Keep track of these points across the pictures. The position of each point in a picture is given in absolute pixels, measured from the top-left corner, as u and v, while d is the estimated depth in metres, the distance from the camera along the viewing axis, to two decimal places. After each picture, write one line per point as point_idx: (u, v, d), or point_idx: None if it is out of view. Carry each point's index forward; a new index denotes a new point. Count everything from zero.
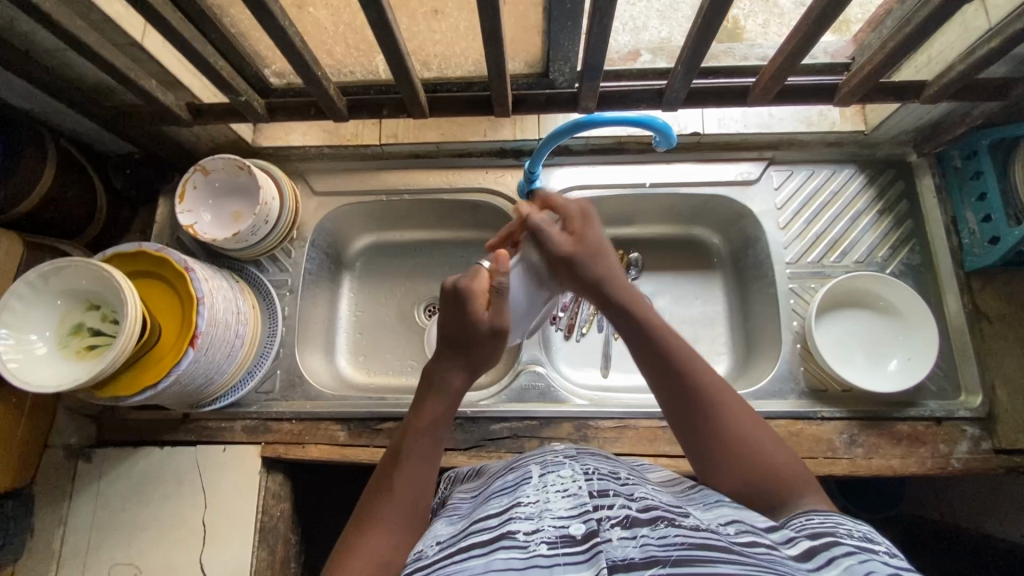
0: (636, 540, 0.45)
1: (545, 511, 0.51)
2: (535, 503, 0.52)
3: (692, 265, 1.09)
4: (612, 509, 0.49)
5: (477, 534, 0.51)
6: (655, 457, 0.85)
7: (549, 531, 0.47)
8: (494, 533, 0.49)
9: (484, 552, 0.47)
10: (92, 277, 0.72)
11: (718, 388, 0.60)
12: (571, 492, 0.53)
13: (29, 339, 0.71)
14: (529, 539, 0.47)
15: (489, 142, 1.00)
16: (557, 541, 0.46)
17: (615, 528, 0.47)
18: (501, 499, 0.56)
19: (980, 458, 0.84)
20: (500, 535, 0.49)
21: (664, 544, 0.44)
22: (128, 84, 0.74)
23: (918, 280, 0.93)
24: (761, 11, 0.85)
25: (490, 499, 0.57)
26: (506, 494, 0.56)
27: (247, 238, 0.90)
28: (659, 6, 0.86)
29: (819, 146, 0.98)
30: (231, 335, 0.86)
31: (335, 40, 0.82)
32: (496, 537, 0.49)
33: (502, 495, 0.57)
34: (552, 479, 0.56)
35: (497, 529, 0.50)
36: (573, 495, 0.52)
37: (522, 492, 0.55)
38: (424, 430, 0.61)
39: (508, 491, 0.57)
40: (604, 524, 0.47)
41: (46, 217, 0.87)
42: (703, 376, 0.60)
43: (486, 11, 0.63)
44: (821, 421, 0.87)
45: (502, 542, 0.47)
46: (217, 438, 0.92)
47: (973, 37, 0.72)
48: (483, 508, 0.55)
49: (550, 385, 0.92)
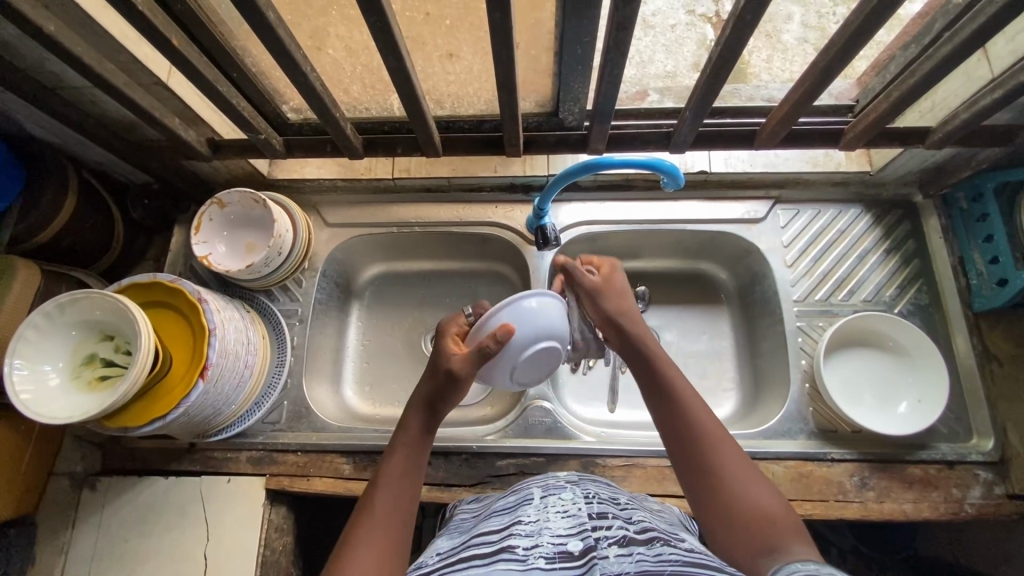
0: (632, 556, 0.48)
1: (544, 529, 0.53)
2: (535, 522, 0.55)
3: (699, 299, 1.10)
4: (610, 529, 0.52)
5: (477, 547, 0.53)
6: (663, 497, 0.84)
7: (547, 547, 0.50)
8: (494, 547, 0.51)
9: (487, 562, 0.49)
10: (107, 308, 0.73)
11: (713, 427, 0.63)
12: (571, 512, 0.56)
13: (43, 369, 0.72)
14: (528, 552, 0.49)
15: (499, 178, 1.02)
16: (555, 557, 0.48)
17: (612, 546, 0.50)
18: (501, 518, 0.59)
19: (994, 504, 0.82)
20: (500, 548, 0.51)
21: (657, 558, 0.47)
22: (153, 123, 0.75)
23: (927, 320, 0.93)
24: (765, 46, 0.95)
25: (491, 517, 0.60)
26: (508, 514, 0.59)
27: (260, 269, 0.91)
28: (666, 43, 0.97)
29: (826, 185, 0.99)
30: (240, 365, 0.87)
31: (352, 80, 0.85)
32: (496, 551, 0.51)
33: (503, 514, 0.60)
34: (553, 501, 0.59)
35: (497, 543, 0.52)
36: (572, 515, 0.55)
37: (522, 512, 0.58)
38: (406, 453, 0.65)
39: (508, 512, 0.60)
40: (602, 542, 0.50)
41: (63, 246, 0.89)
42: (709, 420, 0.63)
43: (502, 61, 0.66)
44: (831, 463, 0.85)
45: (501, 555, 0.50)
46: (223, 469, 0.92)
47: (975, 86, 0.74)
48: (484, 525, 0.58)
49: (557, 420, 0.90)
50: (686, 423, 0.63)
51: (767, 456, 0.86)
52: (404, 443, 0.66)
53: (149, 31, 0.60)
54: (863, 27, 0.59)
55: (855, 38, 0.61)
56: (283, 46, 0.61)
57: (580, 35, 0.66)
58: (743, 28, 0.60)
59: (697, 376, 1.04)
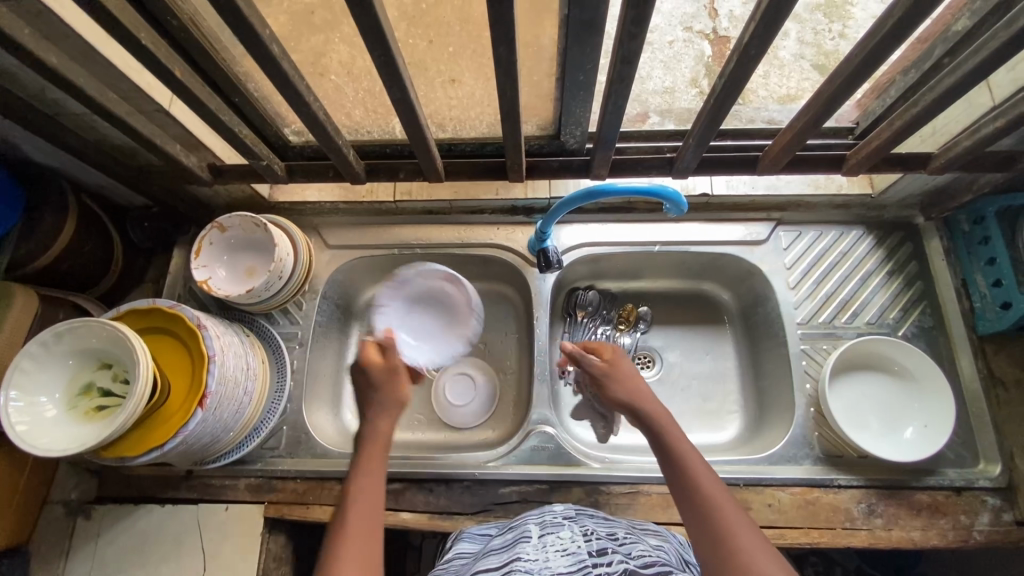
0: None
1: (545, 567, 0.56)
2: (536, 559, 0.57)
3: (702, 320, 1.09)
4: (610, 565, 0.55)
5: None
6: (669, 525, 0.83)
7: None
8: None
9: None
10: (105, 337, 0.72)
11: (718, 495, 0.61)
12: (571, 550, 0.59)
13: (39, 402, 0.71)
14: None
15: (500, 201, 1.02)
16: None
17: None
18: (499, 555, 0.61)
19: (1002, 531, 0.82)
20: None
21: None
22: (155, 150, 0.75)
23: (932, 343, 0.92)
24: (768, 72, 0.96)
25: (489, 555, 0.62)
26: (506, 551, 0.61)
27: (260, 294, 0.91)
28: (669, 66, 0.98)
29: (827, 208, 1.00)
30: (239, 391, 0.85)
31: (354, 105, 0.85)
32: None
33: (501, 552, 0.62)
34: (551, 539, 0.61)
35: None
36: (573, 553, 0.58)
37: (522, 550, 0.60)
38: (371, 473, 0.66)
39: (507, 549, 0.62)
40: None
41: (62, 272, 0.88)
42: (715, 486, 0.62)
43: (505, 93, 0.66)
44: (838, 490, 0.84)
45: None
46: (221, 496, 0.90)
47: (978, 112, 0.74)
48: (483, 563, 0.60)
49: (561, 446, 0.89)
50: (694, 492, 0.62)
51: (773, 482, 0.85)
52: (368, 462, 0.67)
53: (152, 64, 0.59)
54: (867, 60, 0.59)
55: (858, 72, 0.61)
56: (286, 79, 0.61)
57: (583, 63, 0.66)
58: (747, 60, 0.60)
59: (700, 397, 1.03)
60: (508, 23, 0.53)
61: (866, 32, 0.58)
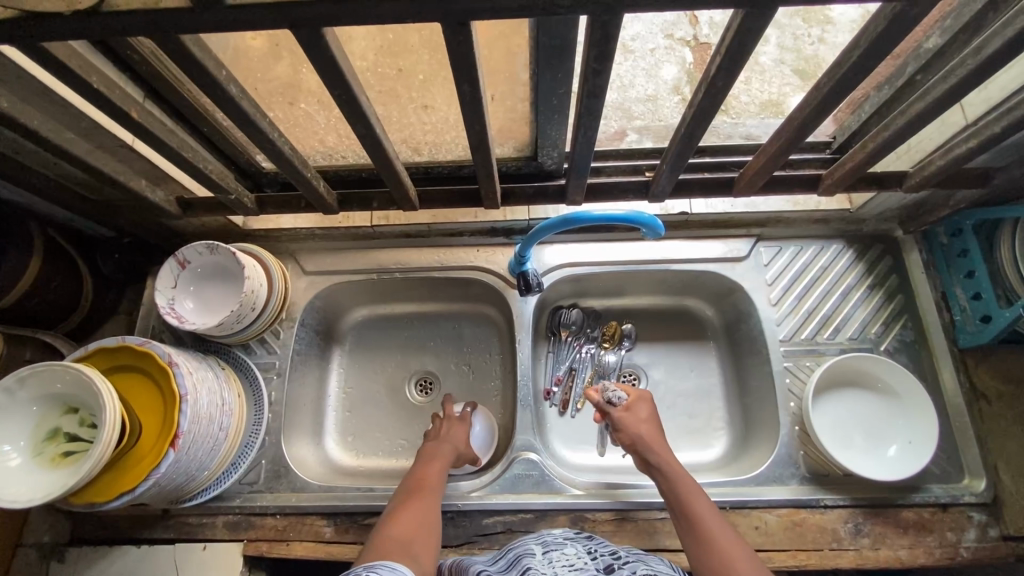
0: None
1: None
2: (548, 571, 0.61)
3: (686, 337, 1.08)
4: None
5: None
6: (655, 552, 0.82)
7: None
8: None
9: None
10: (70, 381, 0.70)
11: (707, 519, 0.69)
12: (579, 566, 0.62)
13: (2, 451, 0.68)
14: None
15: (480, 223, 1.01)
16: None
17: None
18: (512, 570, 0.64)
19: (989, 546, 0.81)
20: None
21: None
22: (118, 187, 0.73)
23: (913, 357, 0.92)
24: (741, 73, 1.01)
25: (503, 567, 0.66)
26: (515, 566, 0.65)
27: (232, 327, 0.88)
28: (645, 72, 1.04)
29: (806, 223, 0.99)
30: (214, 428, 0.83)
31: (326, 131, 0.83)
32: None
33: (512, 566, 0.65)
34: (557, 555, 0.66)
35: None
36: (581, 568, 0.61)
37: (532, 563, 0.64)
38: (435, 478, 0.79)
39: (516, 564, 0.65)
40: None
41: (29, 311, 0.86)
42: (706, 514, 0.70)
43: (475, 124, 0.64)
44: (824, 510, 0.84)
45: None
46: (198, 535, 0.88)
47: (951, 131, 0.74)
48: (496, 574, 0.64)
49: (545, 473, 0.88)
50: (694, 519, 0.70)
51: (759, 504, 0.84)
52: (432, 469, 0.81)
53: (108, 107, 0.57)
54: (835, 90, 0.59)
55: (828, 100, 0.60)
56: (249, 118, 0.59)
57: (555, 87, 0.65)
58: (715, 91, 0.60)
59: (686, 415, 1.03)
60: (472, 63, 0.52)
61: (833, 63, 0.57)
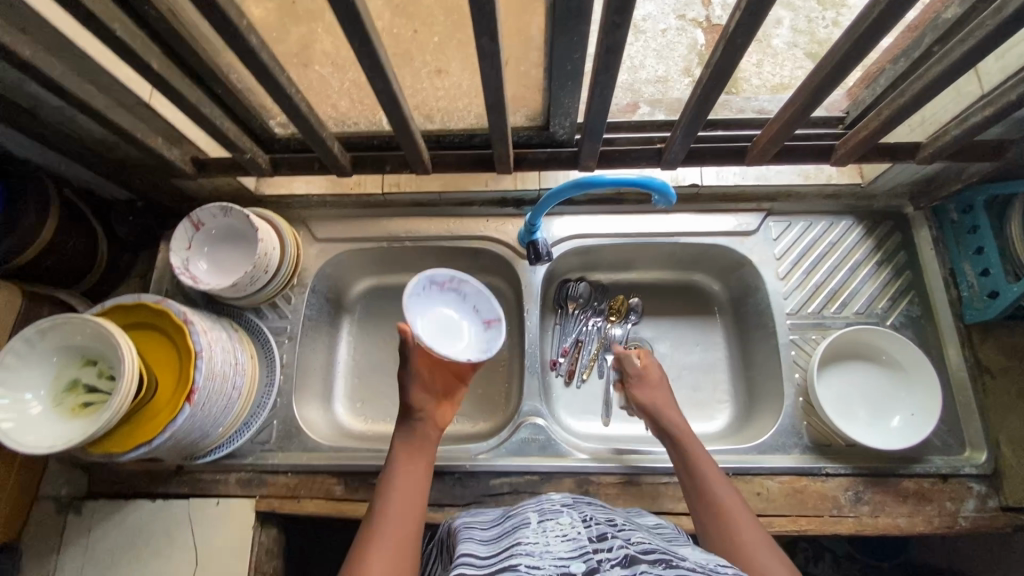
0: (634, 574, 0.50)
1: (547, 550, 0.55)
2: (537, 542, 0.57)
3: (692, 311, 1.09)
4: (610, 551, 0.54)
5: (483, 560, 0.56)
6: (658, 515, 0.84)
7: (551, 566, 0.52)
8: (501, 564, 0.54)
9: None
10: (90, 333, 0.72)
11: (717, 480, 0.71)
12: (571, 536, 0.58)
13: (24, 398, 0.70)
14: (534, 568, 0.52)
15: (490, 192, 1.01)
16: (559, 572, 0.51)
17: (614, 566, 0.52)
18: (501, 541, 0.61)
19: (987, 516, 0.83)
20: (506, 563, 0.53)
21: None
22: (135, 143, 0.73)
23: (919, 332, 0.93)
24: (755, 52, 1.02)
25: (491, 538, 0.62)
26: (505, 537, 0.61)
27: (245, 288, 0.89)
28: (653, 49, 1.05)
29: (817, 198, 0.99)
30: (228, 386, 0.85)
31: (339, 95, 0.84)
32: (500, 568, 0.53)
33: (501, 538, 0.61)
34: (551, 525, 0.61)
35: (503, 559, 0.55)
36: (572, 539, 0.57)
37: (523, 534, 0.60)
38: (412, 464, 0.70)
39: (507, 535, 0.62)
40: (604, 564, 0.52)
41: (46, 269, 0.87)
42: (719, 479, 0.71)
43: (491, 83, 0.65)
44: (825, 478, 0.85)
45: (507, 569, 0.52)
46: (212, 491, 0.90)
47: (966, 101, 0.74)
48: (483, 545, 0.61)
49: (551, 438, 0.89)
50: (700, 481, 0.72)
51: (762, 471, 0.86)
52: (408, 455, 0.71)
53: (128, 56, 0.58)
54: (853, 50, 0.58)
55: (845, 62, 0.60)
56: (267, 70, 0.59)
57: (570, 52, 0.65)
58: (733, 49, 0.60)
59: (691, 388, 1.04)
60: (490, 14, 0.52)
61: (853, 21, 0.57)
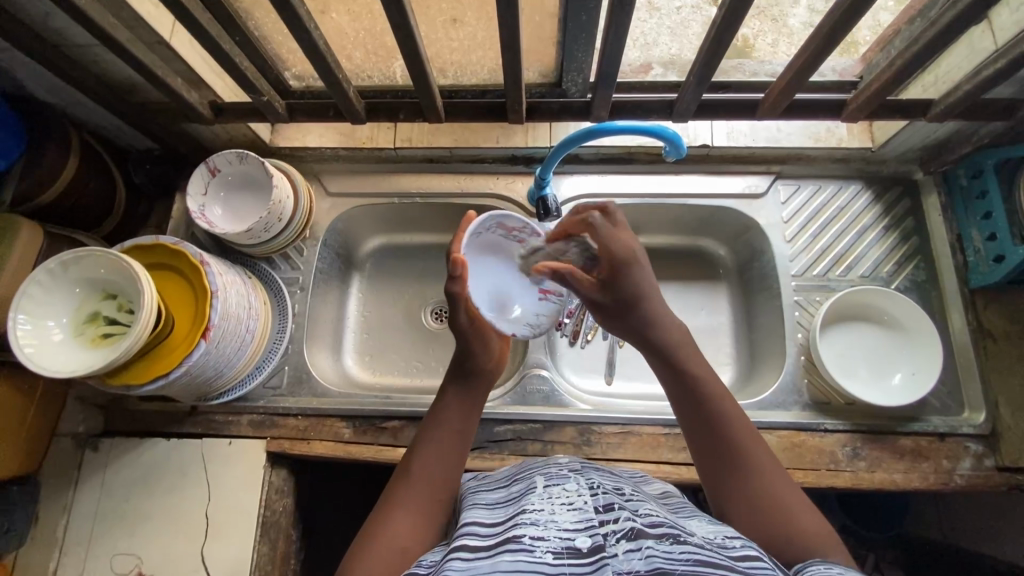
0: (641, 552, 0.45)
1: (550, 519, 0.50)
2: (540, 511, 0.52)
3: (698, 275, 1.10)
4: (618, 521, 0.49)
5: (481, 534, 0.50)
6: (658, 464, 0.85)
7: (554, 541, 0.47)
8: (500, 539, 0.49)
9: (490, 554, 0.47)
10: (110, 267, 0.74)
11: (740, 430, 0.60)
12: (576, 505, 0.52)
13: (47, 325, 0.72)
14: (535, 545, 0.47)
15: (501, 149, 1.02)
16: (562, 552, 0.46)
17: (621, 541, 0.46)
18: (502, 509, 0.55)
19: (983, 475, 0.84)
20: (506, 540, 0.48)
21: (668, 556, 0.44)
22: (156, 82, 0.75)
23: (923, 296, 0.94)
24: (771, 31, 0.92)
25: (490, 506, 0.57)
26: (506, 505, 0.55)
27: (260, 235, 0.91)
28: (670, 23, 0.96)
29: (826, 161, 1.00)
30: (242, 329, 0.88)
31: (355, 45, 0.84)
32: (500, 543, 0.49)
33: (502, 506, 0.56)
34: (556, 490, 0.55)
35: (502, 534, 0.49)
36: (578, 507, 0.51)
37: (525, 501, 0.54)
38: (452, 430, 0.65)
39: (509, 502, 0.56)
40: (610, 539, 0.47)
41: (67, 210, 0.89)
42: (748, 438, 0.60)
43: (507, 24, 0.65)
44: (824, 434, 0.87)
45: (507, 547, 0.47)
46: (224, 432, 0.93)
47: (980, 57, 0.74)
48: (482, 513, 0.55)
49: (555, 389, 0.92)
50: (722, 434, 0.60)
51: (761, 425, 0.87)
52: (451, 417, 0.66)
53: None
54: None
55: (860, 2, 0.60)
56: None
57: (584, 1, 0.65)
58: None
59: None
60: None
61: None
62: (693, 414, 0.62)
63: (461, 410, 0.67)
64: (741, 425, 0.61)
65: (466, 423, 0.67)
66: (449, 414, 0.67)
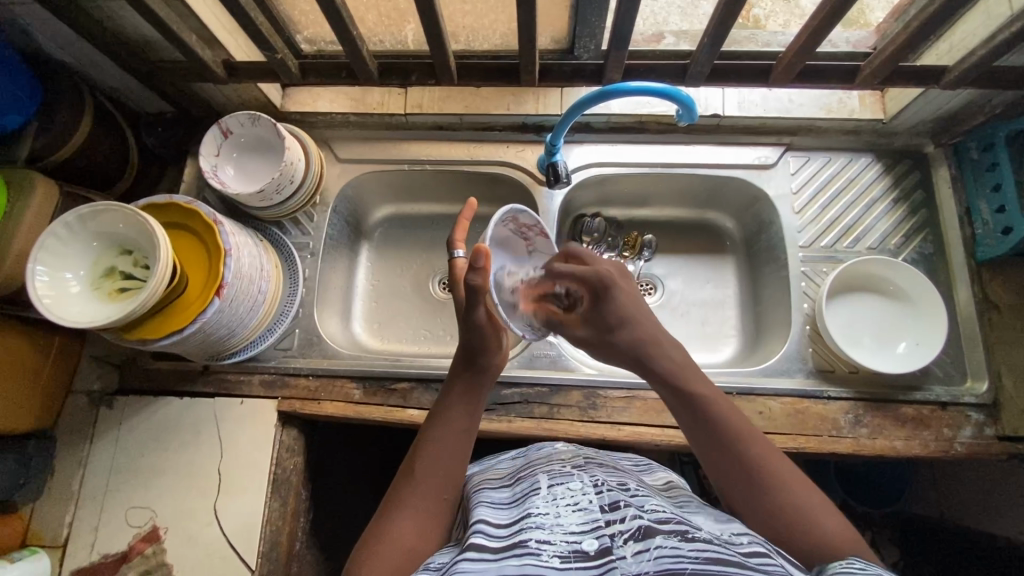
0: (650, 553, 0.44)
1: (557, 522, 0.50)
2: (547, 514, 0.51)
3: (705, 248, 1.11)
4: (625, 520, 0.48)
5: (486, 535, 0.50)
6: (662, 428, 0.87)
7: (561, 546, 0.47)
8: (507, 542, 0.48)
9: (497, 559, 0.46)
10: (127, 222, 0.75)
11: (744, 428, 0.60)
12: (582, 506, 0.52)
13: (63, 277, 0.73)
14: (542, 548, 0.47)
15: (511, 117, 1.02)
16: (569, 556, 0.46)
17: (628, 542, 0.46)
18: (507, 509, 0.55)
19: (983, 443, 0.85)
20: (513, 544, 0.48)
21: (676, 552, 0.44)
22: (171, 37, 0.75)
23: (929, 268, 0.94)
24: (782, 11, 0.89)
25: (496, 506, 0.56)
26: (512, 506, 0.55)
27: (271, 197, 0.92)
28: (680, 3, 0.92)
29: (837, 133, 0.99)
30: (254, 290, 0.89)
31: (367, 8, 0.84)
32: (505, 546, 0.48)
33: (508, 507, 0.55)
34: (561, 491, 0.55)
35: (509, 538, 0.49)
36: (584, 508, 0.51)
37: (531, 503, 0.54)
38: (453, 430, 0.64)
39: (515, 504, 0.55)
40: (617, 540, 0.46)
41: (81, 168, 0.90)
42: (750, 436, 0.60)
43: None
44: (827, 401, 0.88)
45: (515, 550, 0.47)
46: (236, 391, 0.94)
47: (995, 23, 0.74)
48: (488, 511, 0.55)
49: (560, 353, 0.93)
50: (723, 435, 0.60)
51: (765, 392, 0.88)
52: (453, 417, 0.65)
53: None
54: None
55: None
56: None
57: None
58: None
59: (700, 321, 1.06)
60: None
61: None
62: (693, 422, 0.62)
63: (463, 410, 0.65)
64: (743, 424, 0.61)
65: (465, 423, 0.65)
66: (454, 413, 0.65)
